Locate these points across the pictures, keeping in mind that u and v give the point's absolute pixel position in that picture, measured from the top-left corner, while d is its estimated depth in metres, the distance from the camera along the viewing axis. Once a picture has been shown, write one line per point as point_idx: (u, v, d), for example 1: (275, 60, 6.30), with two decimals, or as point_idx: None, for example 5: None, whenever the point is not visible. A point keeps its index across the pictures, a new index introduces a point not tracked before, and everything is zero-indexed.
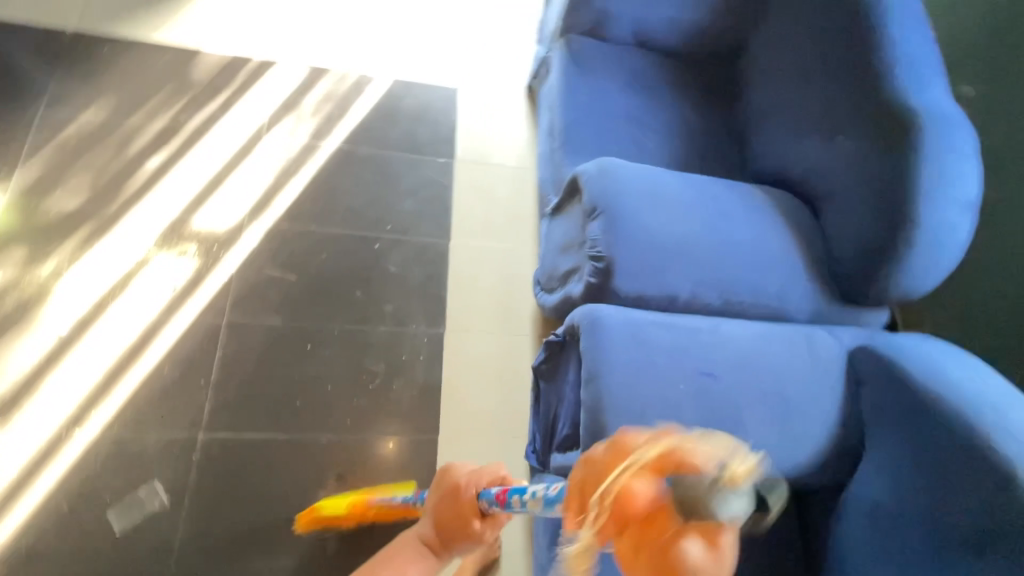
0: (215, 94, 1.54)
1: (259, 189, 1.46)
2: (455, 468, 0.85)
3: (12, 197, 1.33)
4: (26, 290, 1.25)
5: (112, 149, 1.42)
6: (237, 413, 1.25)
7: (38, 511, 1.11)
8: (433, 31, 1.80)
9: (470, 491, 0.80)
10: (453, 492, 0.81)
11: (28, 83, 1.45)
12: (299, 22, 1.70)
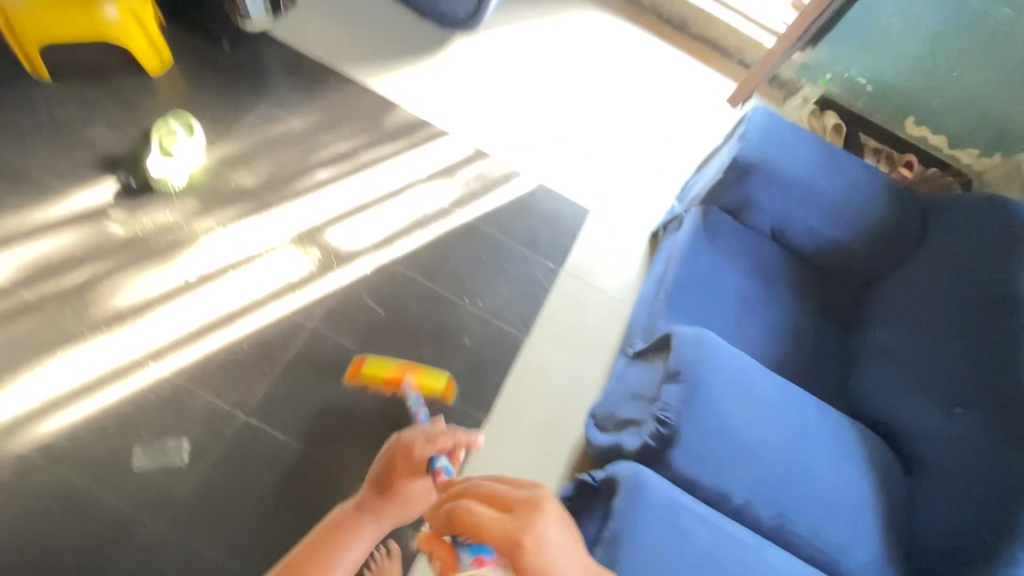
0: (394, 140, 1.77)
1: (390, 229, 1.62)
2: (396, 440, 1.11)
3: (212, 160, 1.57)
4: (179, 234, 1.45)
5: (297, 153, 1.66)
6: (279, 411, 1.32)
7: (88, 419, 1.21)
8: (591, 155, 1.98)
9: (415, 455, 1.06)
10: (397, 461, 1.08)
11: (264, 80, 1.75)
12: (485, 109, 1.94)
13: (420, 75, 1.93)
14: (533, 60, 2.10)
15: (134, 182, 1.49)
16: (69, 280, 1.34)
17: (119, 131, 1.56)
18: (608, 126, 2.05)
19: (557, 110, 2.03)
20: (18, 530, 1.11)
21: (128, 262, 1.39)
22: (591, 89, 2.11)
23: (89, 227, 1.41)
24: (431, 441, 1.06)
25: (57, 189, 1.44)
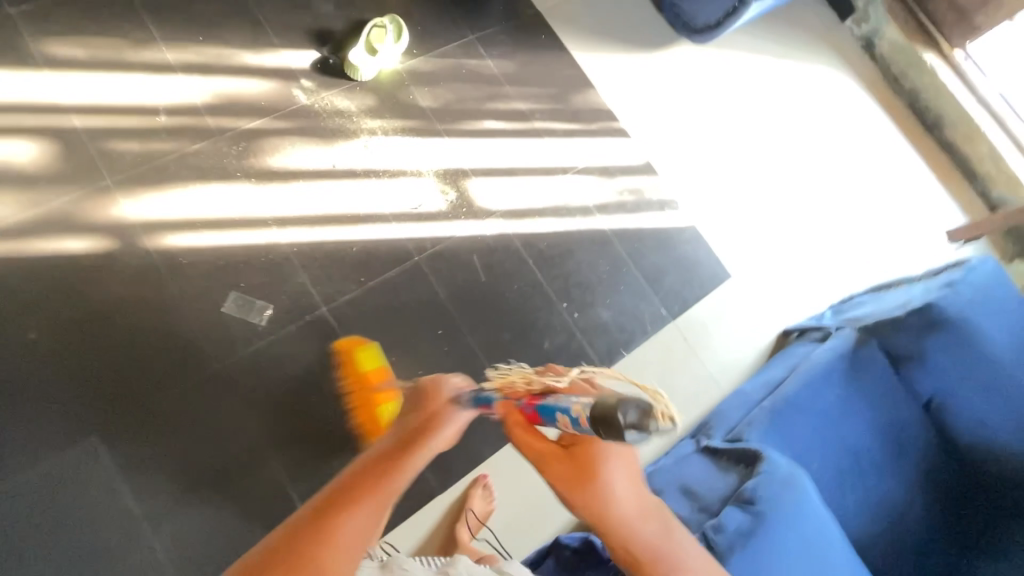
0: (572, 121, 1.70)
1: (528, 204, 1.58)
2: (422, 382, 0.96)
3: (403, 68, 1.59)
4: (347, 125, 1.50)
5: (479, 93, 1.64)
6: (356, 322, 1.36)
7: (205, 250, 1.31)
8: (759, 219, 1.77)
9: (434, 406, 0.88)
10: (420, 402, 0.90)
11: (482, 12, 1.73)
12: (674, 128, 1.80)
13: (627, 65, 1.82)
14: (747, 95, 1.89)
15: (331, 61, 1.55)
16: (243, 123, 1.43)
17: (339, 8, 1.60)
18: (793, 196, 1.82)
19: (746, 157, 1.83)
20: (116, 313, 1.23)
21: (295, 128, 1.46)
22: (793, 151, 1.88)
23: (278, 83, 1.49)
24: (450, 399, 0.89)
25: (267, 39, 1.52)
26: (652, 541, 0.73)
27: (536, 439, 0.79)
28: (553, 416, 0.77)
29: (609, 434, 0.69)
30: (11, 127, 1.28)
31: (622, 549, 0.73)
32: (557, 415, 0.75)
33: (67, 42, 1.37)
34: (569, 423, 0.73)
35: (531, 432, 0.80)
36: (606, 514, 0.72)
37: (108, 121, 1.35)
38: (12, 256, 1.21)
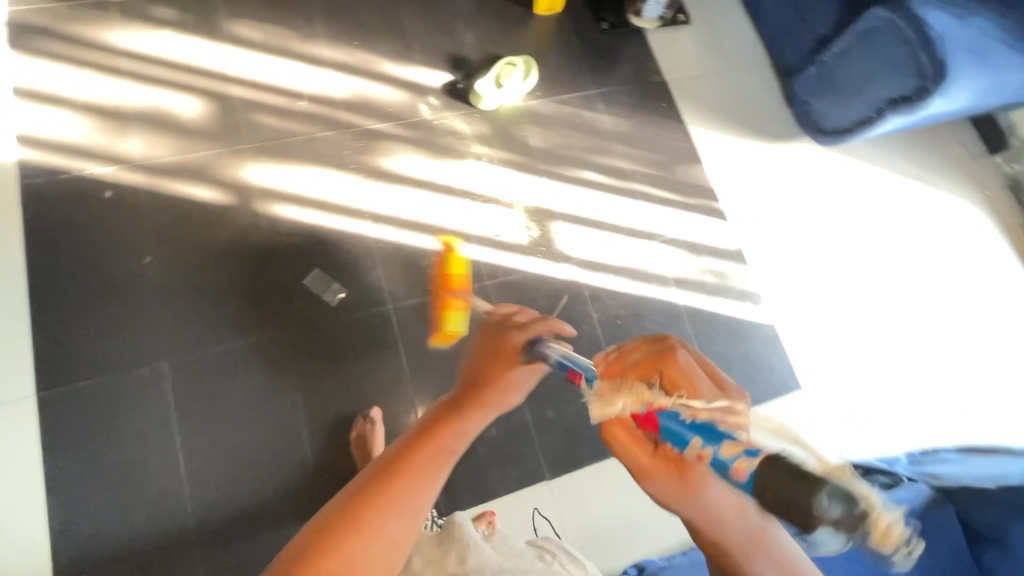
0: (672, 189, 1.68)
1: (607, 259, 1.57)
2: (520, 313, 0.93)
3: (523, 106, 1.68)
4: (458, 145, 1.60)
5: (587, 144, 1.69)
6: (414, 327, 1.41)
7: (304, 225, 1.43)
8: (847, 337, 1.65)
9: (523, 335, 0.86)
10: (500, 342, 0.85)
11: (610, 71, 1.80)
12: (776, 221, 1.74)
13: (741, 150, 1.80)
14: (864, 207, 1.80)
15: (460, 85, 1.66)
16: (369, 123, 1.56)
17: (481, 41, 1.73)
18: (892, 323, 1.68)
19: (848, 269, 1.73)
20: (215, 260, 1.37)
21: (412, 138, 1.57)
22: (903, 276, 1.74)
23: (409, 94, 1.61)
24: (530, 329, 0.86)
25: (411, 54, 1.66)
26: (748, 534, 0.58)
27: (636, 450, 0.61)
28: (673, 437, 0.58)
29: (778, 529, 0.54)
30: (186, 84, 1.49)
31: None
32: (687, 446, 0.57)
33: (250, 24, 1.58)
34: (708, 458, 0.55)
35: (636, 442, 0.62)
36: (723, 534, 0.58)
37: (260, 95, 1.52)
38: (151, 191, 1.39)
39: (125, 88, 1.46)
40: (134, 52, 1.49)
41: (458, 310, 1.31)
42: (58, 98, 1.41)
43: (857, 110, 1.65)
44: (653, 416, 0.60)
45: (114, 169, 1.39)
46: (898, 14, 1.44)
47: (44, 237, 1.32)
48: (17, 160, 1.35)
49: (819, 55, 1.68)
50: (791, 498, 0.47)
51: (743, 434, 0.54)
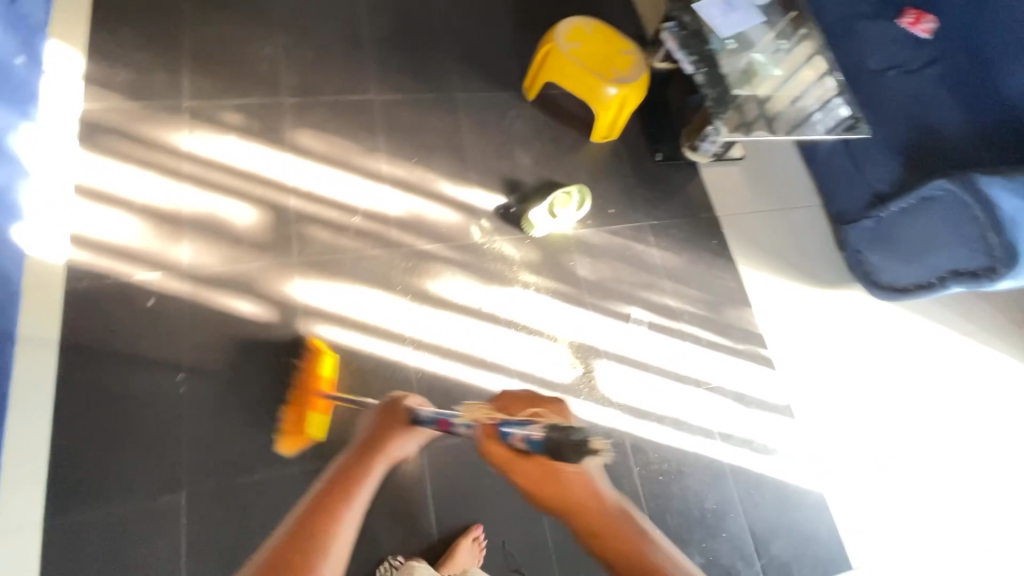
0: (718, 334, 1.64)
1: (650, 405, 1.51)
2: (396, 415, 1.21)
3: (573, 234, 1.66)
4: (507, 271, 1.57)
5: (635, 277, 1.65)
6: (445, 471, 1.34)
7: (343, 347, 1.39)
8: (903, 510, 1.53)
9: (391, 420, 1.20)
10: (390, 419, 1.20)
11: (661, 204, 1.79)
12: (827, 373, 1.67)
13: (790, 293, 1.76)
14: (920, 363, 1.72)
15: (513, 209, 1.66)
16: (421, 243, 1.55)
17: (537, 164, 1.74)
18: (950, 497, 1.56)
19: (905, 432, 1.62)
20: (249, 381, 1.32)
21: (461, 262, 1.56)
22: (960, 443, 1.63)
23: (463, 216, 1.61)
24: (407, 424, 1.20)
25: (466, 174, 1.67)
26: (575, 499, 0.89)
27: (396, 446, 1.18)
28: (508, 434, 0.89)
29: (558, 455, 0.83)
30: (243, 192, 1.49)
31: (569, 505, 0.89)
32: (513, 435, 0.88)
33: (314, 134, 1.61)
34: (525, 441, 0.86)
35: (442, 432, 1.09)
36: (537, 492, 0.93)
37: (314, 206, 1.52)
38: (195, 302, 1.36)
39: (183, 192, 1.46)
40: (199, 156, 1.51)
41: (321, 414, 1.29)
42: (116, 198, 1.42)
43: (917, 271, 1.61)
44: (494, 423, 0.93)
45: (161, 276, 1.37)
46: (965, 191, 1.43)
47: (80, 343, 1.28)
48: (67, 261, 1.34)
49: (874, 211, 1.67)
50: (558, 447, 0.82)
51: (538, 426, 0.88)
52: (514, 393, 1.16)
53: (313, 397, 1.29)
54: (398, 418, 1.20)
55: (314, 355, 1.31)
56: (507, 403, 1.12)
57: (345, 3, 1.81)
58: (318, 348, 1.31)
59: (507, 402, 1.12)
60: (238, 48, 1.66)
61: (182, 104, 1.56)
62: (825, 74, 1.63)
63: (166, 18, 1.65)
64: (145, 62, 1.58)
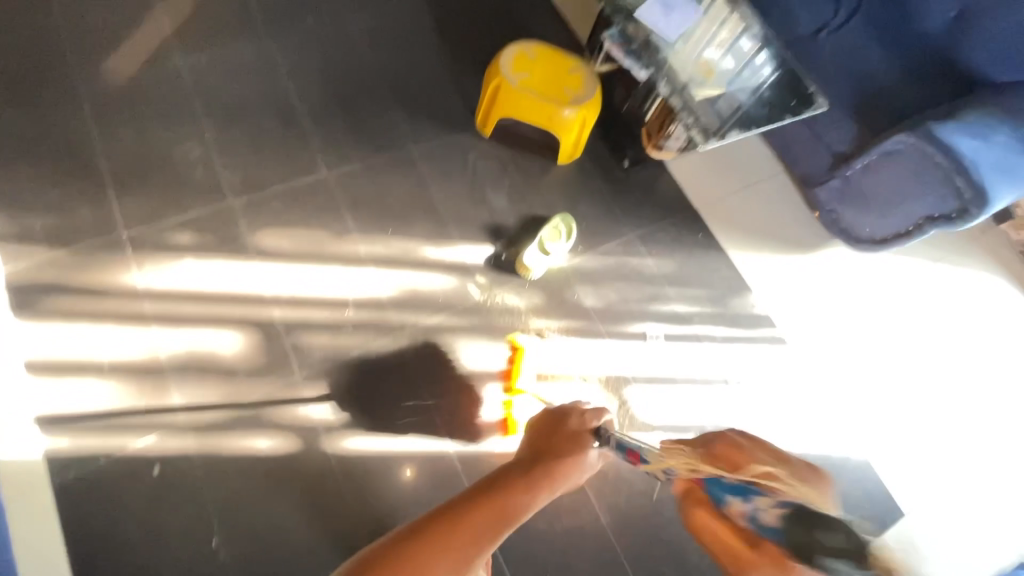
0: (729, 328, 1.67)
1: (688, 418, 1.53)
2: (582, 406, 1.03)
3: (569, 266, 1.63)
4: (516, 324, 1.53)
5: (639, 293, 1.65)
6: (517, 550, 1.31)
7: (378, 454, 1.32)
8: (935, 445, 1.64)
9: (736, 454, 0.73)
10: (717, 452, 0.75)
11: (642, 211, 1.78)
12: (833, 335, 1.74)
13: (782, 267, 1.81)
14: (907, 302, 1.83)
15: (504, 256, 1.60)
16: (423, 319, 1.47)
17: (513, 201, 1.68)
18: (967, 423, 1.69)
19: (912, 370, 1.73)
20: (294, 522, 1.23)
21: (469, 327, 1.49)
22: (961, 368, 1.76)
23: (456, 279, 1.54)
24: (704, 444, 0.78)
25: (447, 232, 1.59)
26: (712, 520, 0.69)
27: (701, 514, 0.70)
28: (720, 500, 0.68)
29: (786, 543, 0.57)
30: (220, 318, 1.36)
31: None
32: (727, 505, 0.67)
33: (276, 232, 1.48)
34: (738, 519, 0.64)
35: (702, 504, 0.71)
36: None
37: (302, 312, 1.41)
38: (204, 454, 1.24)
39: (153, 335, 1.31)
40: (157, 291, 1.36)
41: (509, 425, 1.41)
42: (78, 364, 1.26)
43: (895, 222, 1.68)
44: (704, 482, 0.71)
45: (157, 438, 1.23)
46: (924, 140, 1.50)
47: (90, 540, 1.14)
48: (45, 453, 1.18)
49: (841, 171, 1.73)
50: (789, 535, 0.58)
51: (761, 494, 0.64)
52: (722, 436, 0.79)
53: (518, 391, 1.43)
54: (567, 439, 0.95)
55: (512, 354, 1.48)
56: (717, 450, 0.75)
57: (266, 75, 1.65)
58: (512, 349, 1.48)
59: (711, 445, 0.77)
60: (163, 155, 1.49)
61: (119, 237, 1.39)
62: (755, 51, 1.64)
63: (70, 140, 1.45)
64: (62, 200, 1.39)
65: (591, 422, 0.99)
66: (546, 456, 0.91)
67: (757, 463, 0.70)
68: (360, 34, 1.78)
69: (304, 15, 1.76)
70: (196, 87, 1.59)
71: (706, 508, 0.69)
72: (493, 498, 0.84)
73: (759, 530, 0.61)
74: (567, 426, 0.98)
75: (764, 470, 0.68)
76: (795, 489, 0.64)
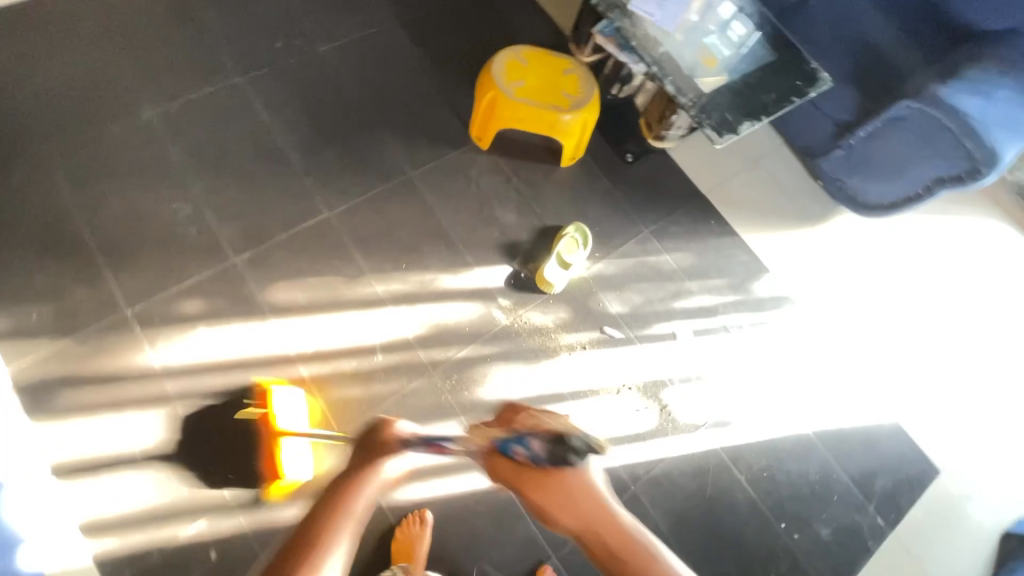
0: (753, 313, 1.68)
1: (726, 410, 1.54)
2: (384, 419, 0.99)
3: (589, 274, 1.60)
4: (547, 343, 1.50)
5: (662, 292, 1.63)
6: (585, 570, 1.32)
7: (433, 501, 1.31)
8: (960, 398, 1.69)
9: (512, 415, 0.98)
10: (505, 416, 1.01)
11: (652, 205, 1.74)
12: (851, 304, 1.76)
13: (795, 242, 1.81)
14: (917, 260, 1.86)
15: (523, 273, 1.56)
16: (453, 353, 1.44)
17: (523, 215, 1.63)
18: (985, 367, 1.74)
19: (930, 326, 1.77)
20: None
21: (500, 353, 1.46)
22: (975, 318, 1.81)
23: (480, 306, 1.50)
24: (500, 419, 1.00)
25: (462, 257, 1.54)
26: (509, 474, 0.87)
27: (501, 463, 0.88)
28: (508, 448, 0.88)
29: (556, 457, 0.84)
30: (247, 386, 1.31)
31: (590, 532, 0.74)
32: (513, 448, 0.87)
33: (287, 284, 1.41)
34: (525, 454, 0.86)
35: (495, 456, 0.89)
36: (584, 515, 0.76)
37: (328, 365, 1.36)
38: (258, 530, 1.21)
39: (180, 417, 1.25)
40: (175, 368, 1.29)
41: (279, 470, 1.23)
42: (110, 462, 1.21)
43: (902, 188, 1.69)
44: (494, 442, 0.91)
45: (207, 521, 1.20)
46: (931, 106, 1.48)
47: None
48: (95, 556, 1.14)
49: (844, 140, 1.71)
50: (564, 455, 0.84)
51: (534, 436, 0.88)
52: (510, 410, 1.03)
53: (281, 440, 1.24)
54: (381, 441, 0.93)
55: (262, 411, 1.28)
56: (507, 417, 0.99)
57: (242, 115, 1.55)
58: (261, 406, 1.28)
59: (505, 416, 1.00)
60: (151, 220, 1.40)
61: (125, 316, 1.31)
62: (743, 27, 1.58)
63: (48, 218, 1.35)
64: (53, 284, 1.30)
65: (397, 425, 0.98)
66: (363, 456, 0.89)
67: (529, 416, 0.96)
68: (335, 54, 1.67)
69: (269, 42, 1.64)
70: (172, 139, 1.48)
71: (499, 457, 0.88)
72: (330, 494, 0.77)
73: (537, 457, 0.84)
74: (370, 437, 0.95)
75: (532, 419, 0.94)
76: (550, 420, 0.94)
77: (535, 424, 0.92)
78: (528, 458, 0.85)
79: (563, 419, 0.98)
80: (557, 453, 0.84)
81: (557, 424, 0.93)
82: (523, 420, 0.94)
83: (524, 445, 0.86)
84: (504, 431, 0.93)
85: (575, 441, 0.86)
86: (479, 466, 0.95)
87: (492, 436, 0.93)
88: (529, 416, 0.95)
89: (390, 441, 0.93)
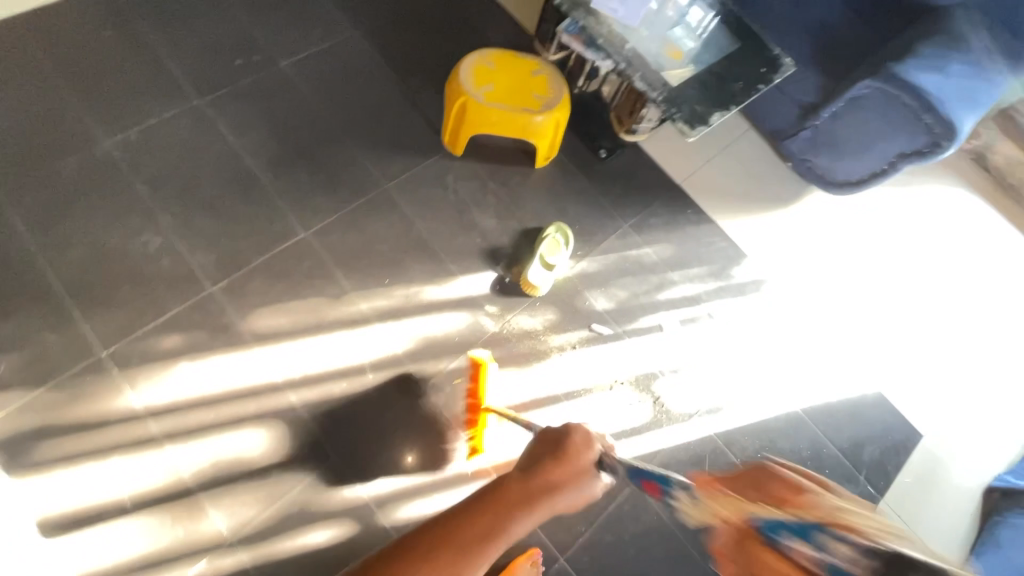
0: (735, 298, 1.71)
1: (717, 397, 1.57)
2: (580, 435, 0.82)
3: (573, 274, 1.60)
4: (537, 346, 1.50)
5: (646, 286, 1.65)
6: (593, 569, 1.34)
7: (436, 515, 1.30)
8: (937, 363, 1.75)
9: (773, 479, 0.67)
10: (763, 482, 0.68)
11: (629, 199, 1.75)
12: (828, 281, 1.80)
13: (770, 225, 1.85)
14: (886, 233, 1.92)
15: (507, 278, 1.55)
16: (445, 365, 1.42)
17: (502, 219, 1.62)
18: (958, 331, 1.81)
19: (904, 297, 1.83)
20: None
21: (491, 361, 1.46)
22: (945, 285, 1.87)
23: (468, 315, 1.49)
24: (756, 483, 0.69)
25: (445, 267, 1.53)
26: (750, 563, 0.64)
27: (762, 552, 0.61)
28: (777, 539, 0.59)
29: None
30: (236, 419, 1.27)
31: None
32: (788, 542, 0.58)
33: (268, 310, 1.38)
34: (823, 563, 0.54)
35: (754, 542, 0.62)
36: None
37: (318, 389, 1.33)
38: (261, 565, 1.19)
39: (167, 458, 1.22)
40: (159, 407, 1.25)
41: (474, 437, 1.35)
42: (98, 512, 1.17)
43: (868, 165, 1.73)
44: (754, 522, 0.61)
45: (207, 561, 1.17)
46: (888, 84, 1.52)
47: None
48: None
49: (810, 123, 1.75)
50: None
51: (846, 538, 0.52)
52: (764, 472, 0.70)
53: (485, 416, 1.35)
54: (560, 472, 0.78)
55: (471, 377, 1.40)
56: (774, 491, 0.66)
57: (205, 138, 1.50)
58: (475, 367, 1.40)
59: (767, 487, 0.67)
60: (119, 255, 1.34)
61: (100, 359, 1.26)
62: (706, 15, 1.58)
63: (8, 263, 1.29)
64: (21, 332, 1.24)
65: (587, 456, 0.80)
66: (535, 492, 0.75)
67: (813, 496, 0.62)
68: (297, 68, 1.63)
69: (227, 60, 1.59)
70: (134, 168, 1.43)
71: (754, 542, 0.62)
72: (470, 516, 0.71)
73: (835, 573, 0.53)
74: (549, 466, 0.78)
75: (828, 505, 0.59)
76: (864, 517, 0.57)
77: (829, 509, 0.59)
78: (820, 569, 0.54)
79: (882, 519, 0.58)
80: (889, 574, 0.48)
81: (866, 517, 0.57)
82: (802, 495, 0.63)
83: (807, 539, 0.56)
84: (767, 505, 0.63)
85: (904, 557, 0.48)
86: (717, 537, 0.69)
87: (749, 510, 0.63)
88: (821, 502, 0.60)
89: (565, 480, 0.77)
